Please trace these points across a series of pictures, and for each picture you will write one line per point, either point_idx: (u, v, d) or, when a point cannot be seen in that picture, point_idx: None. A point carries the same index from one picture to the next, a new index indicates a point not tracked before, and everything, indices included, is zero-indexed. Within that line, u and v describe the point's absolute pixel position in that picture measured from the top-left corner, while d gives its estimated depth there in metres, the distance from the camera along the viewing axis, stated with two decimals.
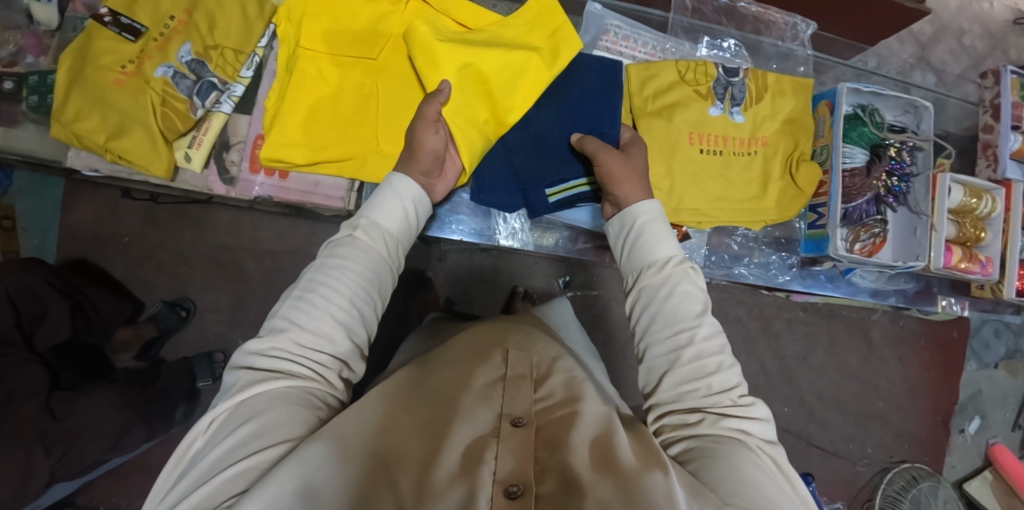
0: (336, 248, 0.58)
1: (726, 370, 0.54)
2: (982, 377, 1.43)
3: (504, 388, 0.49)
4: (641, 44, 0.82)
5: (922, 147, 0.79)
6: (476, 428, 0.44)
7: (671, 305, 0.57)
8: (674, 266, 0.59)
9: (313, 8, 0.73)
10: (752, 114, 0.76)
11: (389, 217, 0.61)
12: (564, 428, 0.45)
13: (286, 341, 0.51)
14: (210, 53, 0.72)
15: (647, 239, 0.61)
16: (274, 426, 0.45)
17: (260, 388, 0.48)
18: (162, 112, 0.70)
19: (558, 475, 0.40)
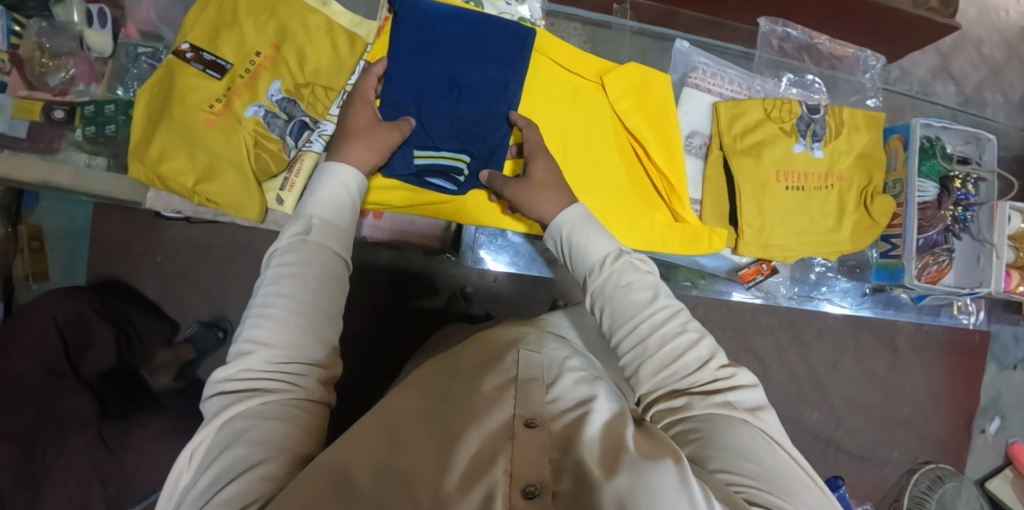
0: (289, 259, 0.53)
1: (695, 344, 0.52)
2: (1001, 380, 1.48)
3: (515, 391, 0.48)
4: (727, 81, 0.78)
5: (986, 179, 0.82)
6: (488, 428, 0.43)
7: (621, 301, 0.55)
8: (612, 261, 0.57)
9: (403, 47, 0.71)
10: (831, 150, 0.78)
11: (333, 207, 0.57)
12: (577, 427, 0.44)
13: (253, 362, 0.47)
14: (300, 91, 0.71)
15: (579, 243, 0.60)
16: (265, 440, 0.42)
17: (235, 410, 0.44)
18: (253, 154, 0.69)
19: (575, 470, 0.40)
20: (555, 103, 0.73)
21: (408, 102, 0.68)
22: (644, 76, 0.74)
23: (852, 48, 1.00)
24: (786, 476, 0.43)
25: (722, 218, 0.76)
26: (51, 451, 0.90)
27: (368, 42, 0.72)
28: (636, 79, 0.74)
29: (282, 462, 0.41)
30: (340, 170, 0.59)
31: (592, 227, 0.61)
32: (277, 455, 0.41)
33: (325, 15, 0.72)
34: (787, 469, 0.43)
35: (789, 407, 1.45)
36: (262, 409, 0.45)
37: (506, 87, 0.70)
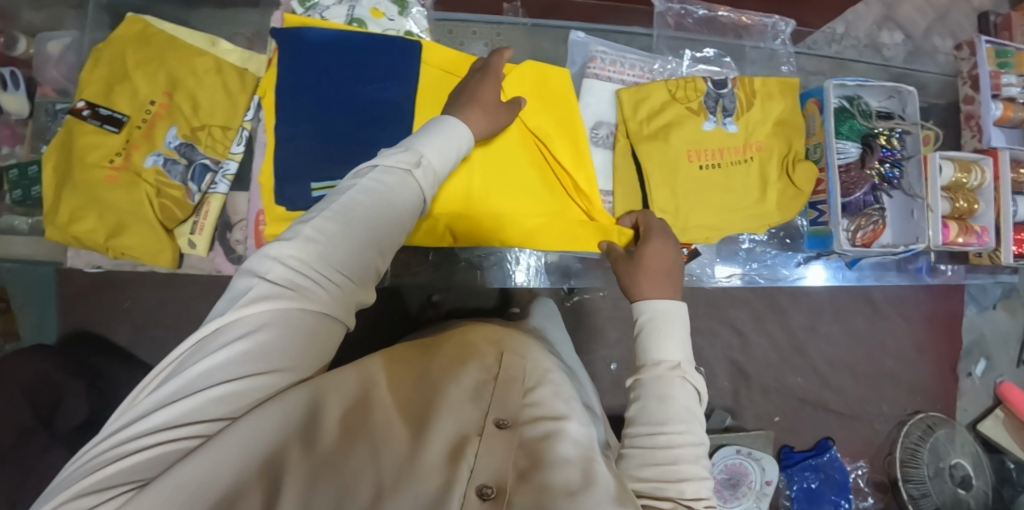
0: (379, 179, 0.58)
1: (699, 480, 0.52)
2: (982, 321, 1.46)
3: (493, 392, 0.51)
4: (628, 66, 0.82)
5: (910, 132, 0.80)
6: (462, 425, 0.46)
7: (661, 403, 0.56)
8: (680, 369, 0.58)
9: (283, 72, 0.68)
10: (745, 122, 0.77)
11: (438, 155, 0.62)
12: (547, 442, 0.47)
13: (308, 259, 0.53)
14: (197, 134, 0.72)
15: (660, 334, 0.61)
16: (277, 349, 0.48)
17: (274, 305, 0.50)
18: (159, 203, 0.70)
19: (534, 483, 0.42)
20: None
21: (301, 134, 0.68)
22: (544, 75, 0.76)
23: (759, 16, 0.97)
24: None
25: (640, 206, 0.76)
26: None
27: (257, 76, 0.73)
28: (536, 77, 0.76)
29: (273, 381, 0.47)
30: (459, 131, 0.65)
31: (673, 327, 0.62)
32: (275, 372, 0.47)
33: (213, 55, 0.73)
34: None
35: (773, 375, 1.43)
36: (293, 317, 0.51)
37: (400, 106, 0.70)
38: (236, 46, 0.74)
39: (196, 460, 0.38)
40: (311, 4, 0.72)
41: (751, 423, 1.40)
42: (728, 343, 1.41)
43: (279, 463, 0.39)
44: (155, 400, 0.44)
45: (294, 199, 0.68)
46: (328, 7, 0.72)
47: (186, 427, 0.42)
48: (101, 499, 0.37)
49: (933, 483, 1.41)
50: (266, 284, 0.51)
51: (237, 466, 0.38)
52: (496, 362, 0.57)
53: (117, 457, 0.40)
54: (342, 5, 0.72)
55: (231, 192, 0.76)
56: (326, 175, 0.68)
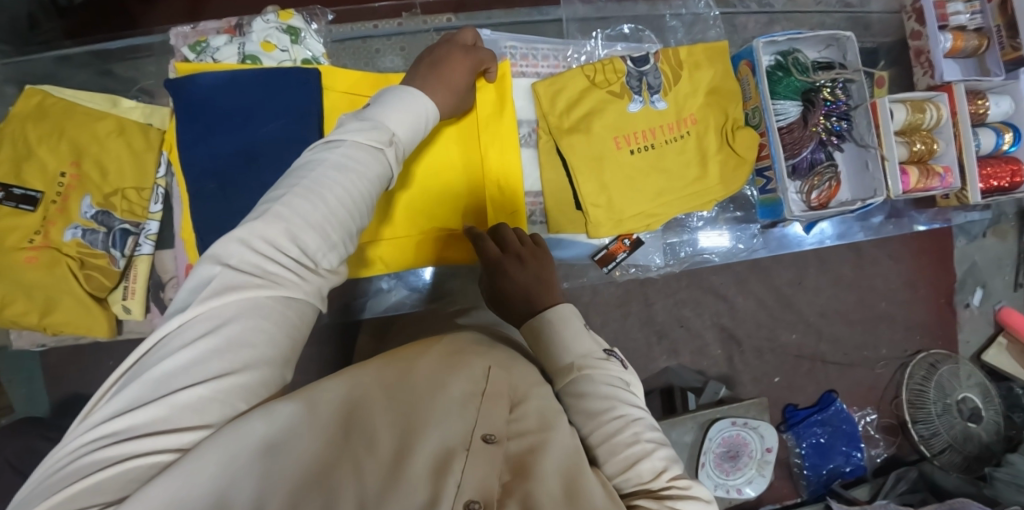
0: (351, 153, 0.51)
1: (652, 454, 0.50)
2: (974, 249, 1.41)
3: (477, 404, 0.46)
4: (540, 57, 0.82)
5: (854, 80, 0.76)
6: (448, 436, 0.42)
7: (584, 401, 0.55)
8: (586, 364, 0.57)
9: (184, 120, 0.68)
10: (674, 97, 0.73)
11: (407, 127, 0.57)
12: (536, 453, 0.44)
13: (277, 238, 0.46)
14: (112, 200, 0.76)
15: (558, 343, 0.60)
16: (247, 341, 0.42)
17: (241, 293, 0.43)
18: (84, 274, 0.75)
19: (522, 498, 0.39)
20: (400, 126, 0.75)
21: (216, 187, 0.68)
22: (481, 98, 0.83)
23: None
24: None
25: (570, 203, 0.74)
26: None
27: (161, 131, 0.78)
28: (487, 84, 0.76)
29: (248, 382, 0.41)
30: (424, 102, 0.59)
31: (568, 329, 0.61)
32: (241, 370, 0.41)
33: (114, 116, 0.77)
34: None
35: (765, 334, 1.41)
36: (266, 306, 0.44)
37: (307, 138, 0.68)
38: (136, 102, 0.79)
39: (174, 478, 0.34)
40: (202, 49, 0.72)
41: (749, 387, 1.38)
42: (715, 309, 1.39)
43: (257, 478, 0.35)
44: (115, 409, 0.38)
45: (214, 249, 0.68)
46: (219, 49, 0.73)
47: (153, 436, 0.36)
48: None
49: (942, 421, 1.37)
50: (227, 273, 0.43)
51: (215, 483, 0.34)
52: (482, 367, 0.52)
53: (81, 474, 0.35)
54: (232, 45, 0.72)
55: (157, 251, 0.80)
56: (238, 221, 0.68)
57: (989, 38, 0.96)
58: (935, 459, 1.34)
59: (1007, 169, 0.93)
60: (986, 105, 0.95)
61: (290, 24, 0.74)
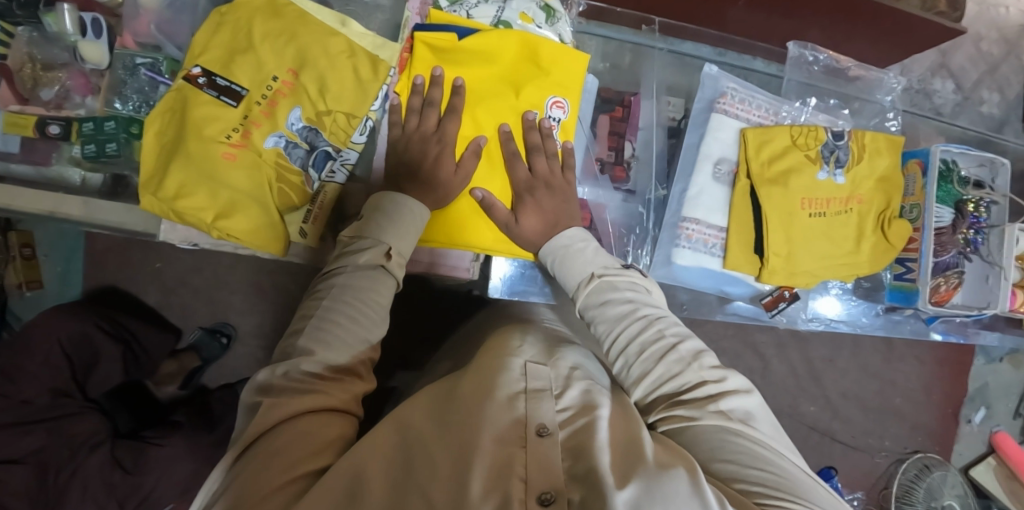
0: (357, 278, 0.60)
1: (677, 347, 0.59)
2: (988, 371, 1.53)
3: (526, 401, 0.53)
4: (755, 107, 0.80)
5: (998, 202, 0.84)
6: (502, 437, 0.48)
7: (609, 312, 0.64)
8: (594, 280, 0.67)
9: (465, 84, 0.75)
10: (853, 175, 0.79)
11: (405, 238, 0.65)
12: (588, 432, 0.50)
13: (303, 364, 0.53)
14: (322, 118, 0.69)
15: (569, 265, 0.69)
16: (304, 437, 0.48)
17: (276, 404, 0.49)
18: (276, 188, 0.68)
19: (584, 477, 0.45)
20: (497, 98, 0.75)
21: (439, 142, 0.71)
22: (555, 54, 0.76)
23: (877, 71, 1.00)
24: (792, 481, 0.48)
25: (752, 248, 0.78)
26: (65, 473, 0.97)
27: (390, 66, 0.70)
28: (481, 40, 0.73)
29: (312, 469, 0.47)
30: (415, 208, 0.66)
31: (574, 251, 0.70)
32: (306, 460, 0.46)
33: (345, 35, 0.69)
34: (800, 480, 0.49)
35: (787, 400, 1.49)
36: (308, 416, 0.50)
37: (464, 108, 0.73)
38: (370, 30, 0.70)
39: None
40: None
41: None
42: (749, 365, 1.46)
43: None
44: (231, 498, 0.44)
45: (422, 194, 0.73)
46: (475, 6, 0.76)
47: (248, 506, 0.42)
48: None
49: None
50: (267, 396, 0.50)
51: None
52: (496, 376, 0.57)
53: None
54: (490, 5, 0.76)
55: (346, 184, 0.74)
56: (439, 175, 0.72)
57: None
58: None
59: None
60: None
61: (548, 2, 0.78)
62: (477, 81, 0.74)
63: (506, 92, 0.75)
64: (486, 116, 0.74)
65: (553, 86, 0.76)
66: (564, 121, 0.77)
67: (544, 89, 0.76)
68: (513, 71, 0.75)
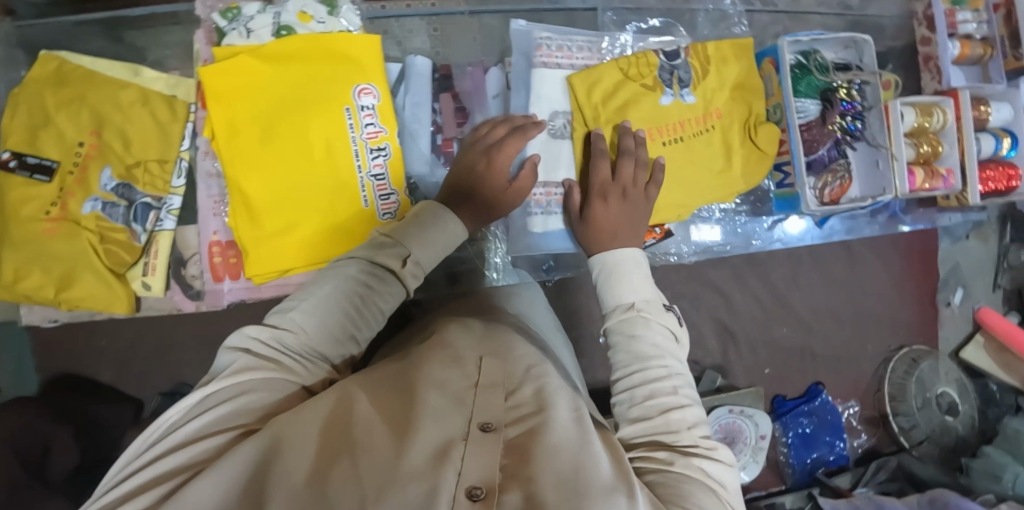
0: (362, 280, 0.68)
1: (683, 408, 0.59)
2: (956, 251, 1.47)
3: (476, 398, 0.52)
4: (575, 47, 0.95)
5: (870, 82, 0.91)
6: (448, 431, 0.47)
7: (636, 346, 0.65)
8: (635, 311, 0.69)
9: (264, 95, 0.82)
10: (702, 92, 0.92)
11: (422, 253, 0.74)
12: (534, 435, 0.48)
13: (287, 342, 0.61)
14: (132, 172, 0.85)
15: (619, 288, 0.72)
16: (257, 405, 0.52)
17: (253, 372, 0.55)
18: (103, 248, 0.83)
19: (524, 481, 0.43)
20: (298, 101, 0.82)
21: (272, 163, 0.82)
22: (340, 44, 0.83)
23: None
24: None
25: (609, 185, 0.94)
26: None
27: (185, 106, 0.86)
28: (275, 52, 0.82)
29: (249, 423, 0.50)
30: (452, 226, 0.78)
31: (627, 278, 0.73)
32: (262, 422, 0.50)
33: (136, 86, 0.85)
34: None
35: (759, 330, 1.44)
36: (273, 382, 0.56)
37: (275, 118, 0.82)
38: (159, 75, 0.87)
39: (207, 481, 0.42)
40: (235, 16, 0.84)
41: (743, 380, 1.41)
42: (712, 303, 1.41)
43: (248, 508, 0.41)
44: (198, 424, 0.49)
45: (262, 218, 0.82)
46: (253, 18, 0.84)
47: (204, 441, 0.47)
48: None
49: (922, 414, 1.44)
50: (243, 357, 0.57)
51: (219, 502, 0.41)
52: (454, 373, 0.57)
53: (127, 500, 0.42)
54: (267, 14, 0.84)
55: (178, 227, 0.89)
56: (275, 194, 0.82)
57: (993, 48, 1.05)
58: (912, 450, 1.43)
59: (1004, 173, 1.02)
60: (987, 111, 1.01)
61: None
62: (275, 87, 0.82)
63: (305, 93, 0.82)
64: (287, 121, 0.82)
65: (359, 76, 0.84)
66: (377, 107, 0.85)
67: (348, 82, 0.84)
68: (314, 70, 0.83)
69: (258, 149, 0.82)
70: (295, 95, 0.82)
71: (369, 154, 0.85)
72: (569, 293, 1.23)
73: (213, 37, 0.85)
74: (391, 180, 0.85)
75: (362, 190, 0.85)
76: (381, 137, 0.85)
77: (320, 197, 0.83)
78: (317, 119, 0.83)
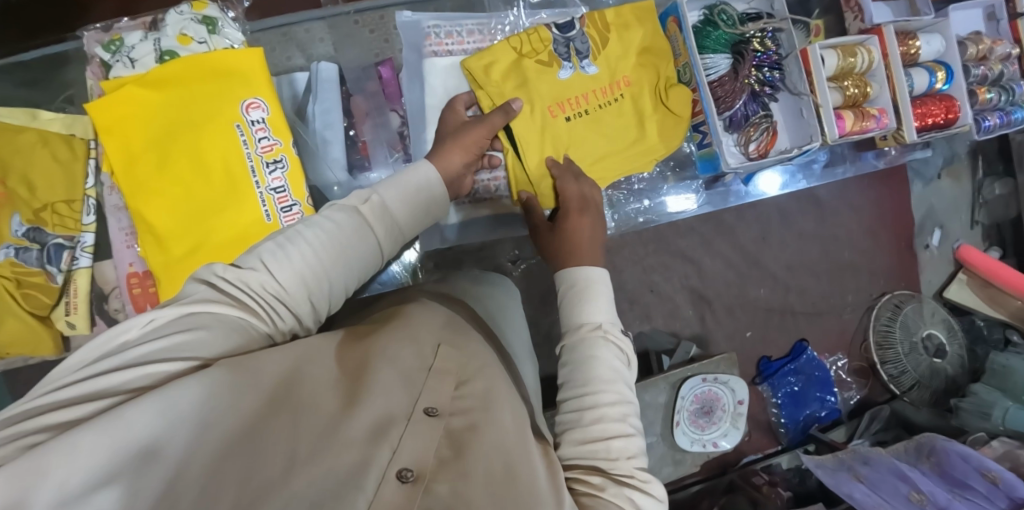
0: (337, 217, 0.61)
1: (625, 437, 0.57)
2: (929, 192, 1.45)
3: (425, 380, 0.49)
4: (467, 33, 1.00)
5: (782, 28, 0.95)
6: (391, 407, 0.44)
7: (593, 367, 0.62)
8: (600, 331, 0.65)
9: (155, 122, 0.83)
10: (602, 61, 0.96)
11: (398, 204, 0.67)
12: (475, 427, 0.45)
13: (252, 278, 0.53)
14: (41, 216, 0.86)
15: (585, 303, 0.68)
16: (209, 345, 0.46)
17: (208, 307, 0.50)
18: (22, 293, 0.84)
19: (456, 470, 0.40)
20: (186, 123, 0.83)
21: (171, 188, 0.83)
22: (222, 60, 0.84)
23: None
24: None
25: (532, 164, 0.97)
26: None
27: (85, 143, 0.90)
28: (158, 78, 0.83)
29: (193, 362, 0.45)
30: (425, 177, 0.71)
31: (593, 293, 0.69)
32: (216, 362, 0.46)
33: (34, 129, 0.87)
34: None
35: (735, 293, 1.41)
36: (226, 321, 0.50)
37: (167, 145, 0.83)
38: (56, 115, 0.90)
39: (151, 404, 0.37)
40: (117, 48, 0.85)
41: (723, 345, 1.39)
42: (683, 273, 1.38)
43: (190, 443, 0.36)
44: (147, 351, 0.44)
45: (168, 243, 0.83)
46: (135, 48, 0.86)
47: (150, 368, 0.42)
48: (22, 448, 0.35)
49: (910, 359, 1.39)
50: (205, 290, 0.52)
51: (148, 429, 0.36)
52: (417, 352, 0.53)
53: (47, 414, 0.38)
54: (147, 43, 0.86)
55: (95, 263, 0.92)
56: (178, 217, 0.83)
57: None
58: (904, 396, 1.39)
59: (942, 106, 1.00)
60: (916, 46, 1.01)
61: (206, 15, 0.87)
62: (163, 114, 0.83)
63: (192, 114, 0.83)
64: (178, 144, 0.82)
65: (246, 89, 0.84)
66: (268, 119, 0.85)
67: (236, 98, 0.84)
68: (199, 91, 0.83)
69: (156, 178, 0.83)
70: (184, 119, 0.83)
71: (266, 168, 0.85)
72: (530, 279, 1.21)
73: (103, 72, 0.87)
74: (292, 191, 0.85)
75: (264, 205, 0.84)
76: (276, 149, 0.85)
77: (223, 215, 0.83)
78: (209, 138, 0.83)
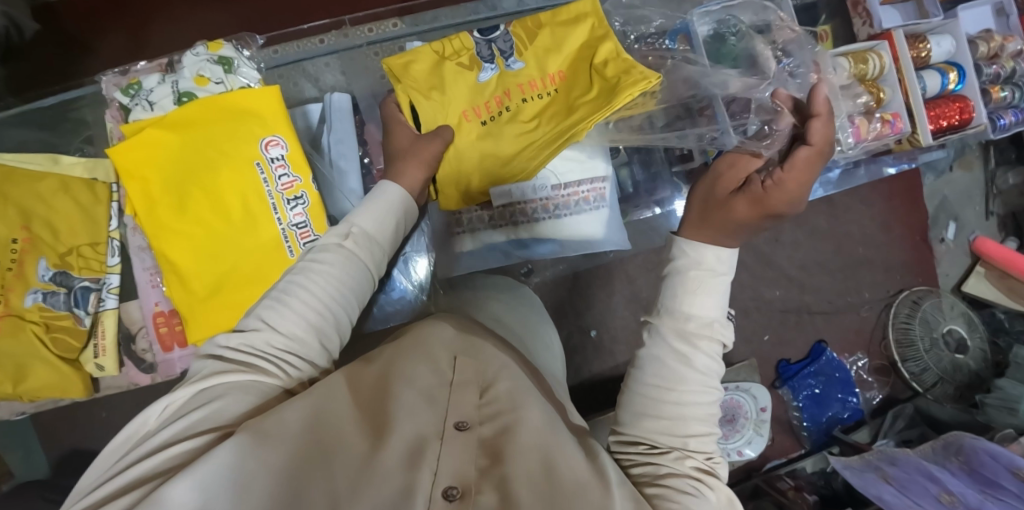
0: (321, 258, 0.63)
1: (702, 434, 0.55)
2: (941, 185, 1.45)
3: (448, 394, 0.48)
4: None
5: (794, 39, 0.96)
6: (423, 427, 0.43)
7: (692, 360, 0.57)
8: (703, 319, 0.59)
9: (165, 170, 0.83)
10: (528, 54, 0.94)
11: (374, 226, 0.69)
12: (508, 433, 0.44)
13: (258, 340, 0.55)
14: (67, 259, 0.88)
15: (696, 286, 0.60)
16: (233, 408, 0.47)
17: (221, 376, 0.50)
18: (50, 337, 0.86)
19: (497, 481, 0.40)
20: (198, 166, 0.84)
21: (195, 232, 0.84)
22: (233, 101, 0.85)
23: None
24: None
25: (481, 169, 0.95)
26: None
27: (107, 186, 0.91)
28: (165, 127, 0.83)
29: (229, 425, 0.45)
30: (392, 195, 0.72)
31: (709, 281, 0.60)
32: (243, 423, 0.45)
33: (56, 174, 0.89)
34: None
35: (749, 294, 1.40)
36: (242, 383, 0.50)
37: (185, 190, 0.84)
38: (77, 159, 0.91)
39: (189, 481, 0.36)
40: (135, 91, 0.87)
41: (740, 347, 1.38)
42: None
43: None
44: (173, 429, 0.44)
45: (196, 286, 0.84)
46: (154, 90, 0.87)
47: (178, 447, 0.42)
48: None
49: (931, 356, 1.38)
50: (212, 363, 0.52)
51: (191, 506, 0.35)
52: (435, 361, 0.52)
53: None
54: (166, 85, 0.87)
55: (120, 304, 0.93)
56: (205, 260, 0.84)
57: None
58: (928, 393, 1.37)
59: (956, 107, 1.00)
60: (927, 47, 1.01)
61: (221, 54, 0.88)
62: (174, 161, 0.83)
63: (205, 156, 0.84)
64: (195, 189, 0.84)
65: (262, 129, 0.85)
66: (287, 156, 0.86)
67: (253, 136, 0.85)
68: (207, 133, 0.84)
69: (177, 228, 0.84)
70: (199, 162, 0.84)
71: (288, 204, 0.85)
72: (545, 290, 1.21)
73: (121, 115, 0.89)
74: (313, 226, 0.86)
75: (287, 242, 0.85)
76: (297, 185, 0.86)
77: (245, 255, 0.84)
78: (225, 178, 0.84)
